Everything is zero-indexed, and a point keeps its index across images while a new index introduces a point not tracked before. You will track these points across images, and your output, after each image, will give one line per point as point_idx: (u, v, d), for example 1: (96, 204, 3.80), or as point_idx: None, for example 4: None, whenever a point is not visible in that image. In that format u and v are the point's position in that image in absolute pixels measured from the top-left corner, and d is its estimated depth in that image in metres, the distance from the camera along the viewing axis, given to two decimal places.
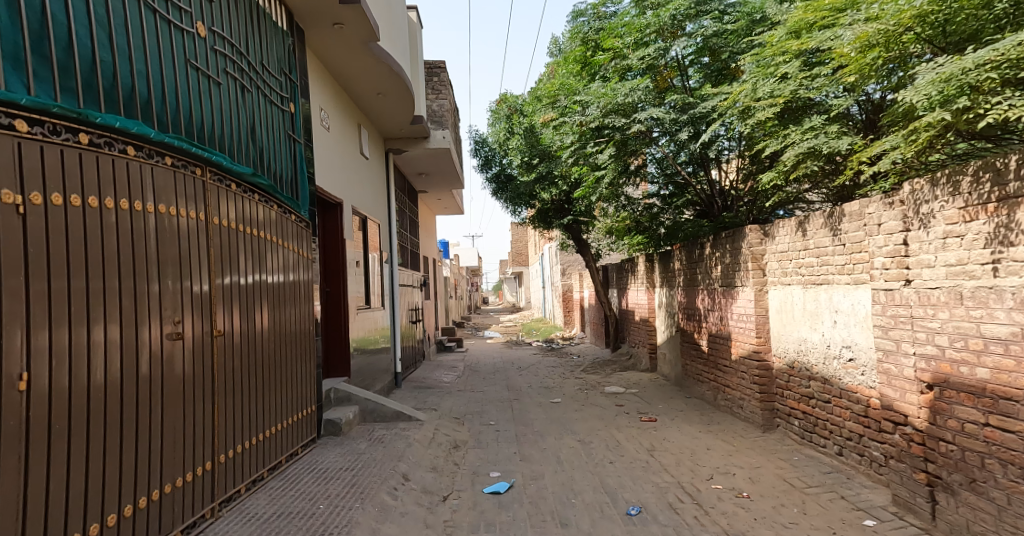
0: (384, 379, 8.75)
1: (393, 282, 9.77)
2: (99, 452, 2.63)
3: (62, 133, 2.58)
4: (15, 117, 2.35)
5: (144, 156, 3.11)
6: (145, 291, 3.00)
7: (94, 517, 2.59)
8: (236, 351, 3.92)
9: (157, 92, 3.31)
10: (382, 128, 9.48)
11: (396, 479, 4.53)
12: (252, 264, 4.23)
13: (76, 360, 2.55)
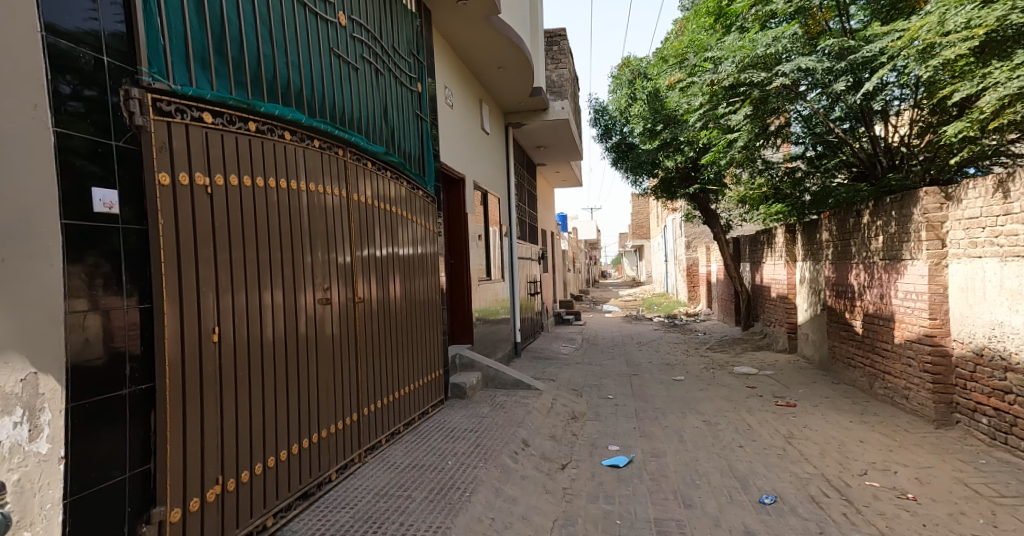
0: (504, 349, 8.88)
1: (512, 255, 9.80)
2: (271, 399, 2.93)
3: (237, 123, 2.84)
4: (203, 110, 2.64)
5: (297, 140, 3.27)
6: (300, 261, 3.21)
7: (270, 452, 2.92)
8: (375, 317, 4.11)
9: (307, 79, 3.43)
10: (501, 102, 9.45)
11: (517, 443, 4.52)
12: (387, 237, 4.38)
13: (251, 319, 2.83)
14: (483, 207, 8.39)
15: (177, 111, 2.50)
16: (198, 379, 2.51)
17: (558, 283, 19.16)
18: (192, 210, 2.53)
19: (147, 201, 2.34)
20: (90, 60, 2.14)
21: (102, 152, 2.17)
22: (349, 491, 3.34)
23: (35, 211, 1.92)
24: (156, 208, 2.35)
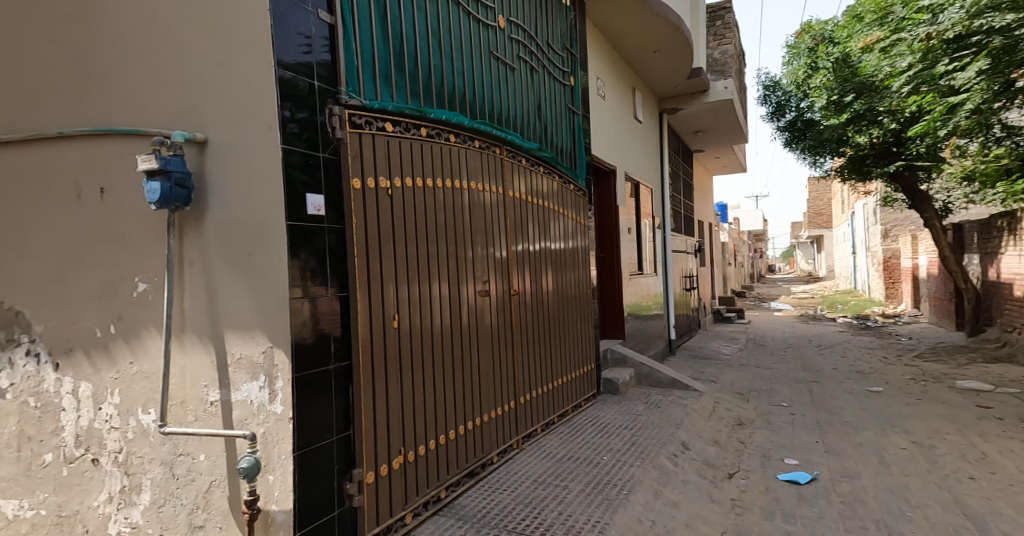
0: (658, 346, 8.42)
1: (666, 248, 9.22)
2: (443, 381, 3.03)
3: (411, 129, 2.92)
4: (385, 120, 2.75)
5: (460, 141, 3.30)
6: (463, 256, 3.25)
7: (442, 429, 3.01)
8: (530, 310, 4.06)
9: (470, 86, 3.45)
10: (655, 88, 8.93)
11: (675, 445, 4.13)
12: (540, 231, 4.29)
13: (423, 305, 2.92)
14: (634, 198, 8.01)
15: (366, 122, 2.62)
16: (383, 356, 2.65)
17: (717, 279, 17.81)
18: (375, 213, 2.64)
19: (343, 203, 2.47)
20: (306, 85, 2.34)
21: (308, 161, 2.33)
22: (510, 475, 3.37)
23: (270, 210, 2.22)
24: (351, 214, 2.48)
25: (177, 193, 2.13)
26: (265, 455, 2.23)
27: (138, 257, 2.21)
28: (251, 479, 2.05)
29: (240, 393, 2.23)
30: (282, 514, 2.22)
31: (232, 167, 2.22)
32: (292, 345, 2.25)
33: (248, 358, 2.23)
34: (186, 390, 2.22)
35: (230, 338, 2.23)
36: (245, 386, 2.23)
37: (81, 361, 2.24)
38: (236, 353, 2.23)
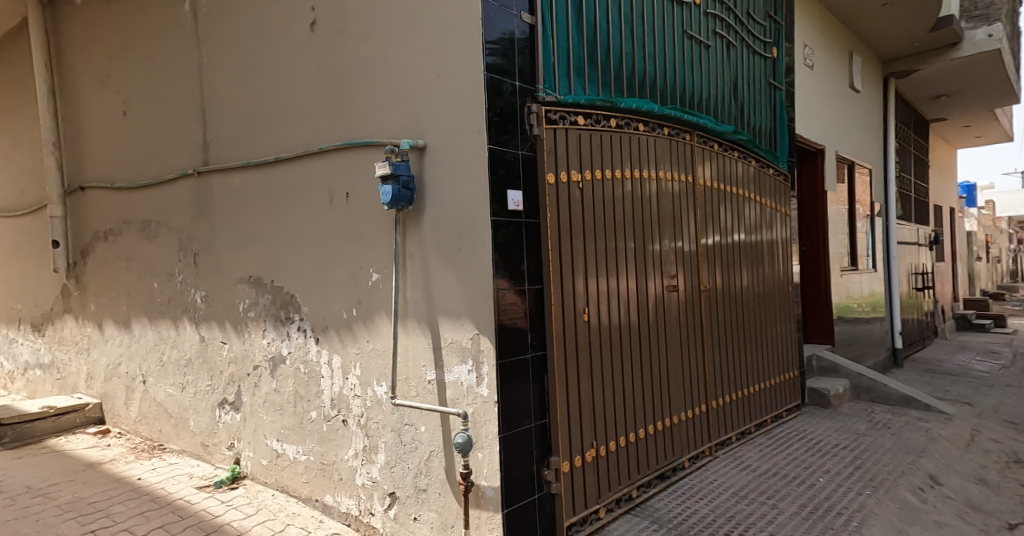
0: (880, 356, 7.25)
1: (893, 240, 7.84)
2: (630, 378, 2.98)
3: (600, 121, 2.92)
4: (577, 114, 2.79)
5: (649, 129, 3.21)
6: (651, 248, 3.15)
7: (630, 428, 2.96)
8: (723, 307, 3.79)
9: (662, 69, 3.32)
10: (879, 49, 7.62)
11: (919, 477, 3.38)
12: (733, 222, 3.98)
13: (612, 299, 2.90)
14: (849, 183, 6.97)
15: (560, 117, 2.69)
16: (576, 348, 2.68)
17: (966, 276, 14.62)
18: (568, 206, 2.69)
19: (540, 199, 2.56)
20: (509, 87, 2.44)
21: (510, 160, 2.43)
22: (704, 483, 3.18)
23: (476, 207, 2.35)
24: (546, 208, 2.56)
25: (404, 194, 2.41)
26: (475, 432, 2.39)
27: (372, 251, 2.71)
28: (465, 455, 2.24)
29: (452, 374, 2.44)
30: (491, 489, 2.35)
31: (446, 169, 2.44)
32: (495, 331, 2.33)
33: (458, 342, 2.42)
34: (408, 368, 2.58)
35: (444, 325, 2.47)
36: (456, 368, 2.42)
37: (335, 339, 2.91)
38: (449, 338, 2.45)
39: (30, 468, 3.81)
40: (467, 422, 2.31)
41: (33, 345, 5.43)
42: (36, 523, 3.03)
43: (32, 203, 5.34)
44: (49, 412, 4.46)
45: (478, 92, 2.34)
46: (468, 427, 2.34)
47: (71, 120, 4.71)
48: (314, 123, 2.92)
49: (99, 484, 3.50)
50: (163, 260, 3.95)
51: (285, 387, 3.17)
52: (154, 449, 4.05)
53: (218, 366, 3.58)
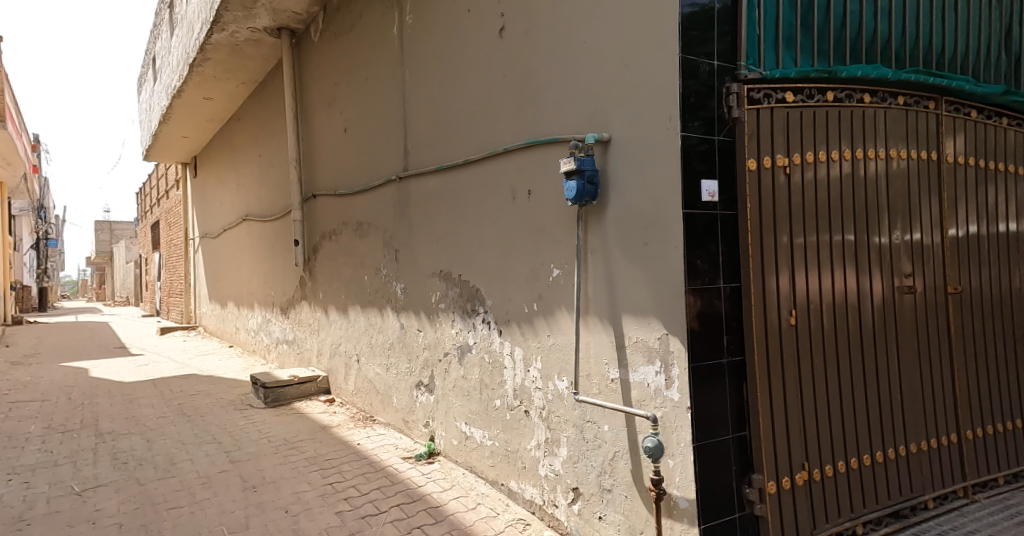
0: None
1: None
2: (847, 386, 2.57)
3: (815, 96, 2.57)
4: (786, 90, 2.50)
5: (878, 101, 2.73)
6: (877, 243, 2.69)
7: (841, 455, 2.55)
8: (980, 313, 3.09)
9: (896, 25, 2.79)
10: None
11: None
12: (994, 206, 3.21)
13: (827, 302, 2.54)
14: None
15: (765, 96, 2.44)
16: (779, 356, 2.40)
17: None
18: (771, 195, 2.43)
19: (737, 190, 2.37)
20: (706, 68, 2.27)
21: (701, 151, 2.26)
22: (955, 527, 2.62)
23: (668, 200, 2.22)
24: (745, 200, 2.36)
25: (589, 190, 2.41)
26: (663, 437, 2.28)
27: (554, 247, 2.74)
28: (655, 460, 2.17)
29: (638, 374, 2.36)
30: (684, 501, 2.21)
31: (631, 161, 2.35)
32: (687, 333, 2.20)
33: (645, 342, 2.32)
34: (590, 365, 2.56)
35: (628, 323, 2.39)
36: (642, 369, 2.33)
37: (517, 333, 3.00)
38: (634, 337, 2.37)
39: (283, 424, 4.64)
40: (656, 425, 2.23)
41: (281, 325, 6.58)
42: (291, 470, 3.67)
43: (281, 209, 6.46)
44: (294, 380, 5.31)
45: (671, 78, 2.21)
46: (657, 431, 2.25)
47: (307, 139, 5.55)
48: (501, 125, 3.03)
49: (330, 444, 4.11)
50: (372, 256, 4.47)
51: (472, 374, 3.37)
52: (366, 419, 4.60)
53: (415, 350, 3.94)
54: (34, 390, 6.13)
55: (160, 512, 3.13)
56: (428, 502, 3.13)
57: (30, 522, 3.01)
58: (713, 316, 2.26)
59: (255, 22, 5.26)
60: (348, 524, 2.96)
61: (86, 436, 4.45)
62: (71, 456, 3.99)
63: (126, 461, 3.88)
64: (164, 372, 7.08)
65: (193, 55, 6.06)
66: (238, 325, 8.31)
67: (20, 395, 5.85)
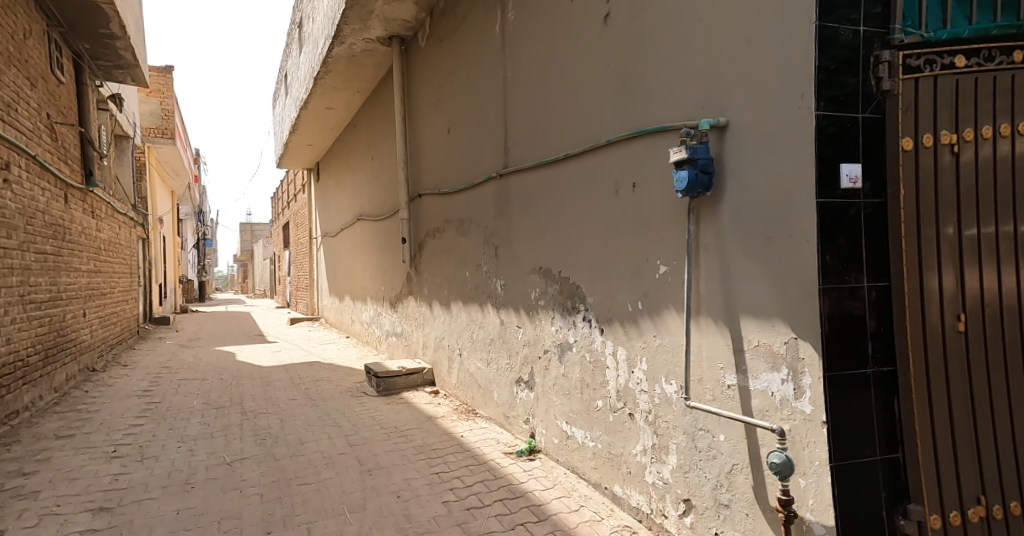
0: None
1: None
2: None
3: (998, 57, 2.10)
4: (956, 53, 2.10)
5: None
6: None
7: None
8: None
9: None
10: None
11: None
12: None
13: (1010, 306, 2.11)
14: None
15: (926, 63, 2.09)
16: (942, 368, 2.08)
17: None
18: (933, 178, 2.09)
19: (888, 170, 2.09)
20: (850, 34, 2.05)
21: (836, 132, 2.03)
22: None
23: (800, 188, 2.03)
24: (898, 182, 2.08)
25: (702, 179, 2.25)
26: (794, 454, 2.08)
27: (660, 242, 2.61)
28: (784, 478, 1.98)
29: (760, 382, 2.17)
30: (819, 527, 2.00)
31: (752, 147, 2.16)
32: (818, 337, 2.01)
33: (768, 346, 2.13)
34: (702, 369, 2.40)
35: (747, 325, 2.21)
36: (765, 375, 2.14)
37: (620, 332, 2.89)
38: (753, 340, 2.18)
39: (393, 412, 4.84)
40: (785, 440, 2.02)
41: (391, 318, 6.89)
42: (401, 457, 3.82)
43: (390, 209, 6.77)
44: (402, 371, 5.53)
45: (806, 52, 2.00)
46: (786, 447, 2.04)
47: (414, 141, 5.76)
48: (604, 115, 2.93)
49: (436, 434, 4.23)
50: (473, 252, 4.54)
51: (572, 373, 3.30)
52: (469, 412, 4.68)
53: (515, 346, 3.94)
54: (195, 370, 6.95)
55: (292, 486, 3.39)
56: (530, 499, 3.12)
57: (191, 487, 3.39)
58: (849, 318, 2.04)
59: (370, 33, 5.52)
60: (454, 515, 3.01)
61: (234, 413, 4.95)
62: (222, 430, 4.45)
63: (266, 437, 4.26)
64: (293, 358, 7.71)
65: (317, 68, 6.52)
66: (353, 318, 8.85)
67: (184, 373, 6.67)
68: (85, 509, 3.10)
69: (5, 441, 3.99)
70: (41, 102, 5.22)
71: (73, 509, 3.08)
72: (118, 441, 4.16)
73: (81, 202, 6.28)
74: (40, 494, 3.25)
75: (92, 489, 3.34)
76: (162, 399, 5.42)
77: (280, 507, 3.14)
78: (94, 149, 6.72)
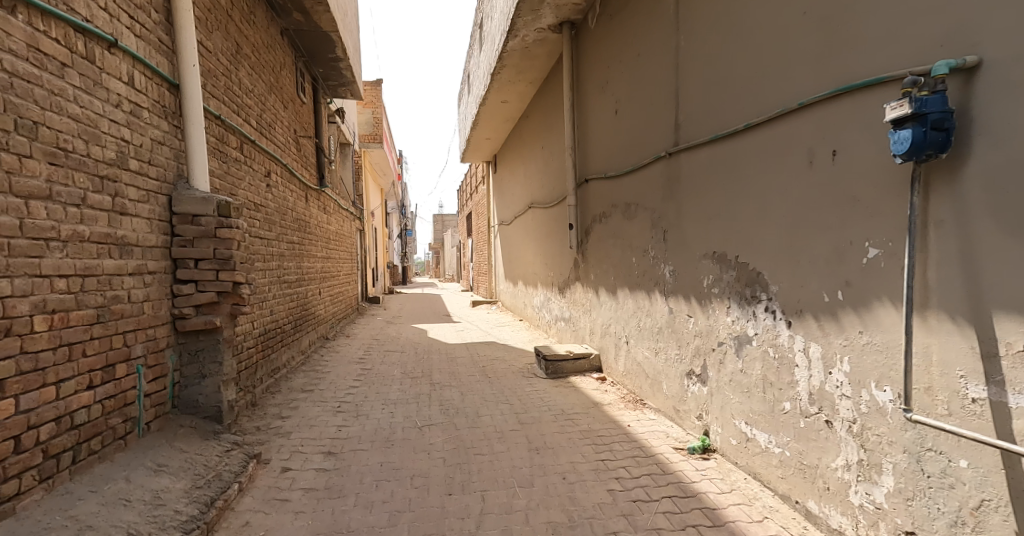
0: None
1: None
2: None
3: None
4: None
5: None
6: None
7: None
8: None
9: None
10: None
11: None
12: None
13: None
14: None
15: None
16: None
17: None
18: None
19: None
20: None
21: None
22: None
23: None
24: None
25: (933, 138, 1.88)
26: None
27: (870, 221, 2.21)
28: None
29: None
30: None
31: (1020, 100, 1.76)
32: None
33: None
34: (932, 376, 2.01)
35: (1003, 323, 1.81)
36: None
37: (814, 325, 2.51)
38: (1016, 344, 1.79)
39: (562, 395, 4.86)
40: None
41: (560, 303, 6.92)
42: (568, 440, 3.80)
43: (560, 195, 6.77)
44: (570, 355, 5.52)
45: None
46: None
47: (582, 125, 5.66)
48: (798, 74, 2.56)
49: (603, 421, 4.13)
50: (640, 238, 4.33)
51: (752, 369, 2.96)
52: (637, 401, 4.49)
53: (685, 336, 3.67)
54: (397, 343, 7.75)
55: (469, 455, 3.55)
56: (703, 501, 2.87)
57: (393, 444, 3.74)
58: None
59: (542, 22, 5.53)
60: (620, 505, 2.90)
61: (426, 383, 5.39)
62: (416, 397, 4.86)
63: (449, 407, 4.55)
64: (474, 337, 8.21)
65: (493, 63, 6.75)
66: (526, 302, 9.10)
67: (390, 345, 7.49)
68: (319, 451, 3.59)
69: (270, 390, 4.81)
70: (290, 120, 6.08)
71: (312, 449, 3.60)
72: (342, 398, 4.77)
73: (317, 201, 7.25)
74: (291, 434, 3.85)
75: (324, 435, 3.86)
76: (373, 366, 6.13)
77: (459, 473, 3.31)
78: (326, 155, 7.73)
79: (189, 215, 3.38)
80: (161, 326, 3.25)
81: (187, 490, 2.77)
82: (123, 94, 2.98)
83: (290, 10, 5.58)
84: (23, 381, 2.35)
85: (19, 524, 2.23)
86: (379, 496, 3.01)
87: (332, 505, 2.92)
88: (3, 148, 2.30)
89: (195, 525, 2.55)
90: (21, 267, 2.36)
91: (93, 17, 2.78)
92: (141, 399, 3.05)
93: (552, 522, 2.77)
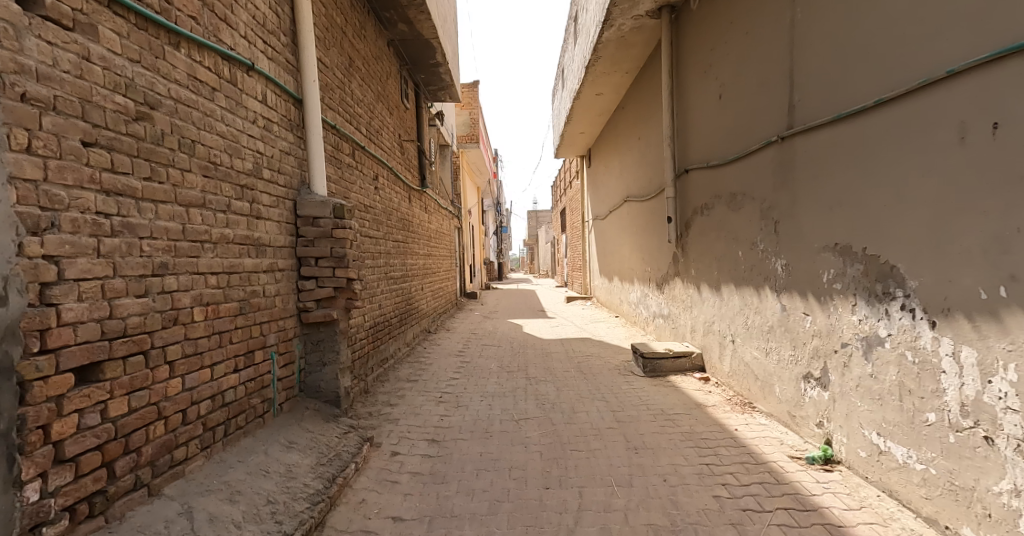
0: None
1: None
2: None
3: None
4: None
5: None
6: None
7: None
8: None
9: None
10: None
11: None
12: None
13: None
14: None
15: None
16: None
17: None
18: None
19: None
20: None
21: None
22: None
23: None
24: None
25: None
26: None
27: None
28: None
29: None
30: None
31: None
32: None
33: None
34: None
35: None
36: None
37: (967, 326, 2.22)
38: None
39: (663, 395, 4.66)
40: None
41: (658, 300, 6.67)
42: (669, 441, 3.62)
43: (657, 187, 6.51)
44: (670, 353, 5.29)
45: None
46: None
47: (682, 115, 5.38)
48: (948, 41, 2.26)
49: (707, 423, 3.91)
50: (747, 230, 4.03)
51: (884, 374, 2.65)
52: (744, 404, 4.19)
53: (801, 335, 3.37)
54: (493, 337, 7.84)
55: (566, 451, 3.49)
56: (826, 517, 2.62)
57: (491, 435, 3.77)
58: None
59: (639, 9, 5.32)
60: (728, 513, 2.71)
61: (522, 377, 5.40)
62: (512, 391, 4.88)
63: (545, 402, 4.52)
64: (568, 333, 8.12)
65: (589, 56, 6.61)
66: (622, 298, 8.87)
67: (486, 339, 7.60)
68: (424, 438, 3.70)
69: (379, 379, 5.04)
70: (395, 125, 6.32)
71: (418, 436, 3.71)
72: (443, 389, 4.90)
73: (419, 202, 7.50)
74: (399, 421, 4.00)
75: (428, 423, 3.97)
76: (471, 359, 6.24)
77: (556, 468, 3.25)
78: (427, 158, 7.97)
79: (310, 217, 3.60)
80: (289, 318, 3.50)
81: (312, 466, 2.95)
82: (258, 111, 3.22)
83: (395, 22, 5.81)
84: (187, 362, 2.60)
85: (188, 485, 2.49)
86: (480, 485, 3.04)
87: (436, 490, 2.98)
88: (170, 164, 2.54)
89: (322, 498, 2.72)
90: (184, 266, 2.59)
91: (235, 45, 3.03)
92: (275, 382, 3.30)
93: (653, 525, 2.65)
